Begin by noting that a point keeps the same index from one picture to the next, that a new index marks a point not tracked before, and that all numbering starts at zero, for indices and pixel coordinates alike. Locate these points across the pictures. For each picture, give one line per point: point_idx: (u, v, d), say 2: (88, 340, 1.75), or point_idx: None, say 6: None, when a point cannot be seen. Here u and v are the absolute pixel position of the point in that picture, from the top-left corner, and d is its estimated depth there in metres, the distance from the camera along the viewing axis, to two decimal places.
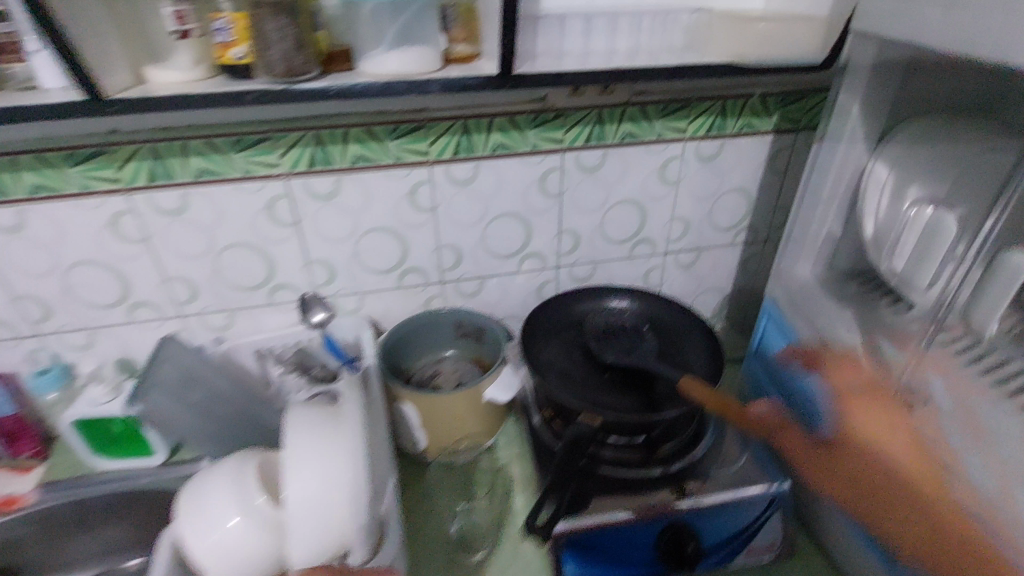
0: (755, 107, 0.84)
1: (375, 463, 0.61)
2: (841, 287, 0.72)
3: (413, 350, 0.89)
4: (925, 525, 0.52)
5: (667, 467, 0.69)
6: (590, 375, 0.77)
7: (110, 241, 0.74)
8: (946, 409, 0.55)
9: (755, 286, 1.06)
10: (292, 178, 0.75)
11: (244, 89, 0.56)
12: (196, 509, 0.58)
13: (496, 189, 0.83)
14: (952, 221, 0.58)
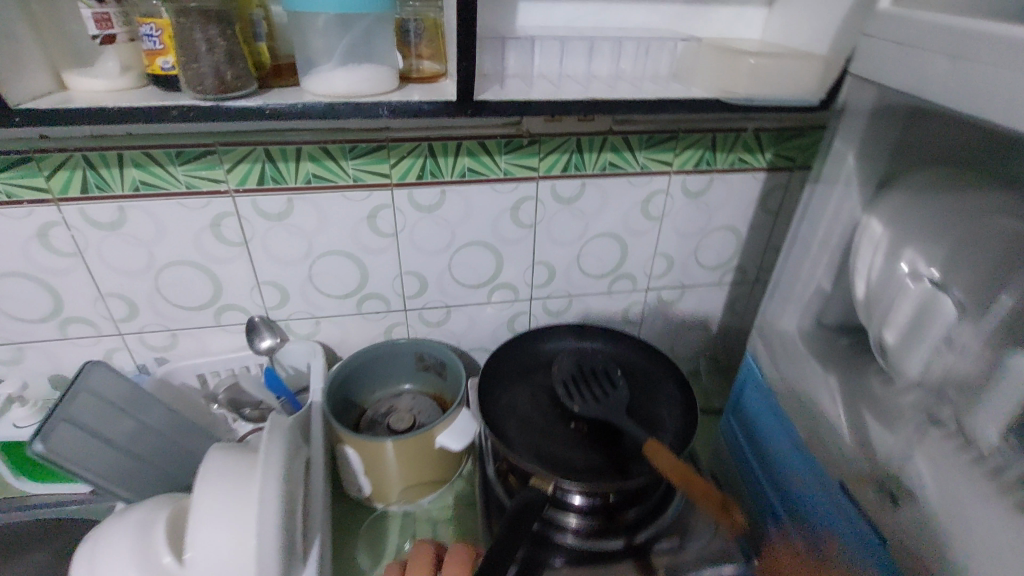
0: (747, 143, 0.79)
1: (297, 519, 0.54)
2: (827, 347, 0.66)
3: (369, 383, 0.83)
4: None
5: (632, 537, 0.63)
6: (553, 426, 0.71)
7: (39, 253, 0.69)
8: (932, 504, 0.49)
9: (742, 328, 1.00)
10: (239, 195, 0.69)
11: (170, 103, 0.51)
12: (89, 566, 0.52)
13: (464, 216, 0.77)
14: (950, 304, 0.55)
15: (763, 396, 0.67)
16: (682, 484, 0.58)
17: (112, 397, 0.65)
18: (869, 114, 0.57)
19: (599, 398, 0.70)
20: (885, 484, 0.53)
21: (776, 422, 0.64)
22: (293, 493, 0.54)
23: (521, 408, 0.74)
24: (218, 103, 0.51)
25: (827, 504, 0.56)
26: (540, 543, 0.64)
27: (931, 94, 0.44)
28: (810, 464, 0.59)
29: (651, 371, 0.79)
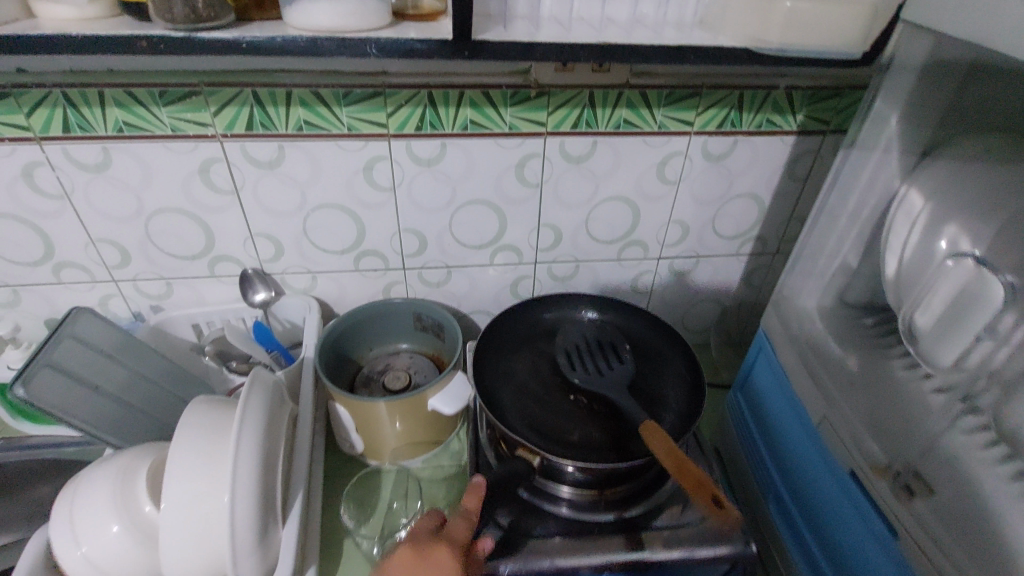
0: (778, 103, 0.72)
1: (275, 475, 0.52)
2: (846, 327, 0.62)
3: (366, 340, 0.81)
4: None
5: (621, 511, 0.61)
6: (551, 395, 0.69)
7: (26, 194, 0.67)
8: (946, 501, 0.45)
9: (758, 302, 0.95)
10: (228, 140, 0.66)
11: (139, 33, 0.47)
12: (69, 514, 0.51)
13: (466, 171, 0.73)
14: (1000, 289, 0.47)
15: (774, 374, 0.63)
16: (675, 467, 0.54)
17: (101, 343, 0.65)
18: (919, 70, 0.51)
19: (602, 372, 0.67)
20: (901, 479, 0.48)
21: (787, 402, 0.60)
22: (274, 450, 0.53)
23: (520, 375, 0.71)
24: (191, 33, 0.47)
25: (835, 491, 0.52)
26: (529, 512, 0.61)
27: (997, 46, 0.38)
28: (817, 448, 0.55)
29: (660, 344, 0.75)
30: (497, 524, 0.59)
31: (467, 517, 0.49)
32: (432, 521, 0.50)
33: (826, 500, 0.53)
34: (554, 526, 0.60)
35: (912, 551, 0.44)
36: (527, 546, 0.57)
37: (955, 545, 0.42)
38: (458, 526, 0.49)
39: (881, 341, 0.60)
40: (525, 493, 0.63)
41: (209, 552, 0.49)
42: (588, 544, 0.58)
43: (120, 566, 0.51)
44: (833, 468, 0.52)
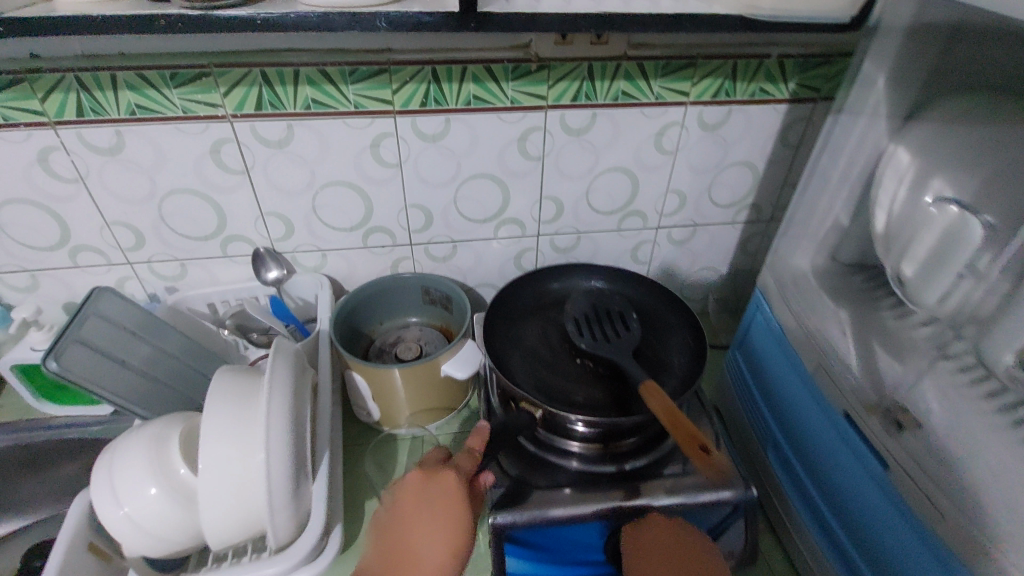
0: (770, 71, 0.74)
1: (303, 435, 0.55)
2: (838, 283, 0.65)
3: (377, 315, 0.84)
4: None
5: (621, 465, 0.64)
6: (559, 360, 0.72)
7: (42, 179, 0.68)
8: (933, 434, 0.49)
9: (753, 269, 0.98)
10: (238, 120, 0.67)
11: (156, 13, 0.49)
12: (107, 478, 0.54)
13: (470, 146, 0.75)
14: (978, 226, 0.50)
15: (771, 330, 0.66)
16: (670, 425, 0.57)
17: (124, 321, 0.67)
18: (905, 33, 0.54)
19: (608, 338, 0.70)
20: (890, 415, 0.52)
21: (783, 356, 0.63)
22: (302, 413, 0.56)
23: (528, 341, 0.74)
24: (207, 11, 0.49)
25: (830, 433, 0.56)
26: (538, 467, 0.64)
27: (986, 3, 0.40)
28: (811, 395, 0.58)
29: (663, 313, 0.78)
30: (505, 474, 0.63)
31: (470, 453, 0.59)
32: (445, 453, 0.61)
33: (823, 442, 0.57)
34: (562, 479, 0.63)
35: (901, 481, 0.48)
36: (540, 496, 0.61)
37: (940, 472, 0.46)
38: (463, 460, 0.58)
39: (871, 295, 0.63)
40: (532, 447, 0.66)
41: (246, 509, 0.52)
42: (598, 493, 0.61)
43: (159, 525, 0.54)
44: (828, 412, 0.55)
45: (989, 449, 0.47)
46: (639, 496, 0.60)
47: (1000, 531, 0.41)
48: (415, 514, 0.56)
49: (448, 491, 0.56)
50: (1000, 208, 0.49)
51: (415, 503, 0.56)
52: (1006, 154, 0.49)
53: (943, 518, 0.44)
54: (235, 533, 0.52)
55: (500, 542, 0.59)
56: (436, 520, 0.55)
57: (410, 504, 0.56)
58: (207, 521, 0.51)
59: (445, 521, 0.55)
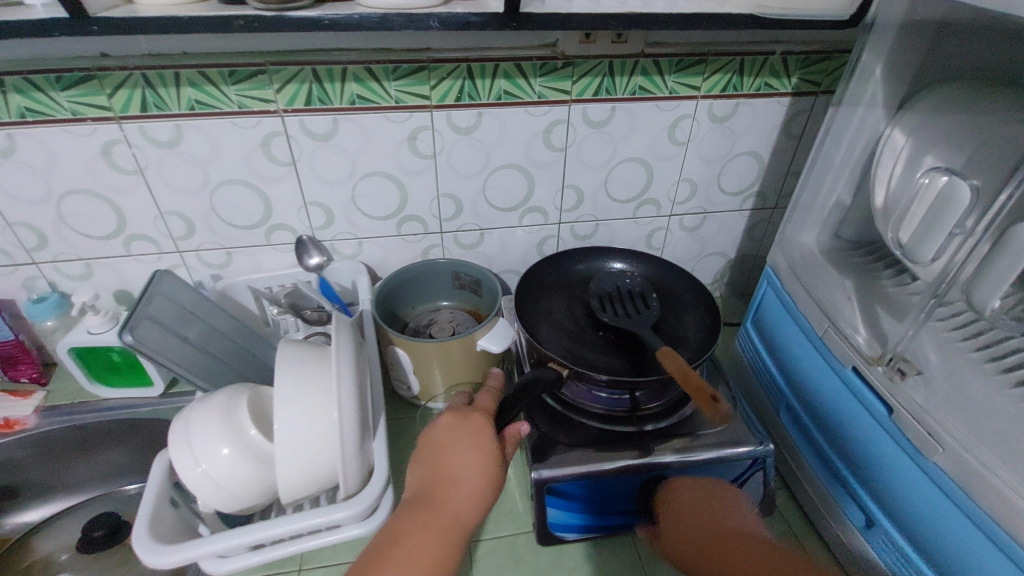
0: (774, 67, 0.80)
1: (364, 399, 0.60)
2: (842, 258, 0.71)
3: (411, 298, 0.89)
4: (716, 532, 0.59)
5: (642, 426, 0.69)
6: (584, 332, 0.77)
7: (103, 170, 0.73)
8: (932, 381, 0.55)
9: (759, 254, 1.04)
10: (288, 114, 0.73)
11: (233, 14, 0.54)
12: (185, 439, 0.59)
13: (499, 138, 0.81)
14: (965, 189, 0.52)
15: (781, 300, 0.71)
16: (683, 381, 0.60)
17: (183, 301, 0.73)
18: (899, 27, 0.60)
19: (629, 313, 0.75)
20: (894, 364, 0.56)
21: (794, 324, 0.69)
22: (362, 380, 0.61)
23: (555, 315, 0.80)
24: (279, 11, 0.54)
25: (840, 388, 0.61)
26: (566, 427, 0.70)
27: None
28: (823, 356, 0.63)
29: (681, 293, 0.83)
30: (533, 430, 0.69)
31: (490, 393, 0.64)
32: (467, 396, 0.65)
33: (833, 397, 0.63)
34: (586, 437, 0.68)
35: (904, 422, 0.53)
36: (577, 454, 0.66)
37: (941, 412, 0.52)
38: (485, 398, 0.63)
39: (872, 266, 0.69)
40: (559, 407, 0.72)
41: (318, 465, 0.57)
42: (629, 450, 0.66)
43: (234, 482, 0.58)
44: (837, 368, 0.61)
45: (982, 393, 0.53)
46: (652, 455, 0.65)
47: (992, 458, 0.47)
48: (447, 448, 0.58)
49: (479, 426, 0.59)
50: (986, 180, 0.55)
51: (446, 440, 0.59)
52: (990, 133, 0.55)
53: (942, 451, 0.50)
54: (306, 488, 0.57)
55: (542, 494, 0.64)
56: (470, 454, 0.57)
57: (443, 443, 0.59)
58: (281, 476, 0.56)
59: (478, 451, 0.58)
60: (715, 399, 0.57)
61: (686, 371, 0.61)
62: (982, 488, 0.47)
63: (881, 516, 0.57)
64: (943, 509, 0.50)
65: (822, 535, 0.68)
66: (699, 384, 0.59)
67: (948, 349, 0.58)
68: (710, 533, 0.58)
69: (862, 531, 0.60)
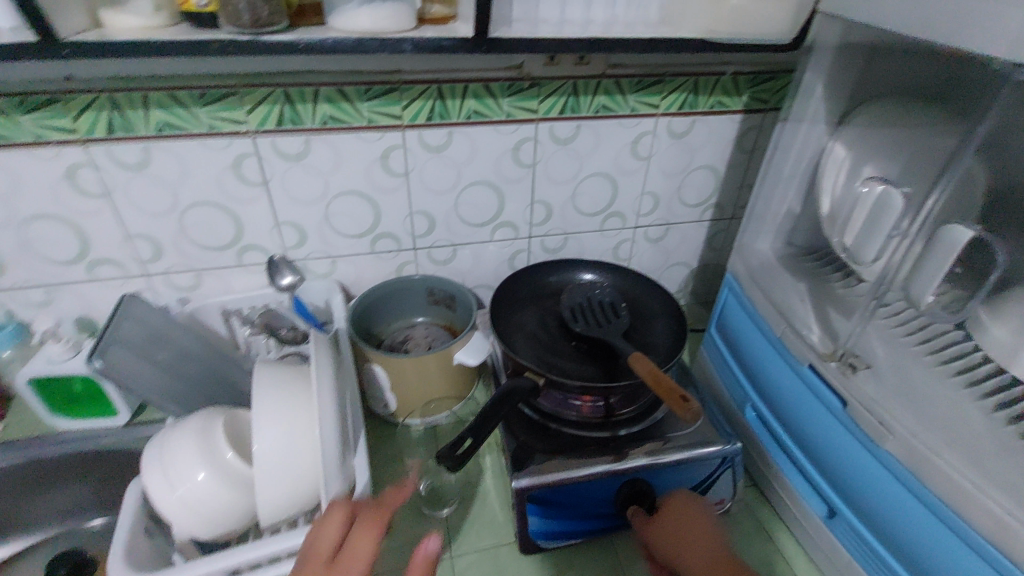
0: (726, 87, 0.86)
1: (343, 416, 0.60)
2: (796, 262, 0.76)
3: (385, 315, 0.90)
4: (702, 538, 0.58)
5: (616, 432, 0.71)
6: (557, 343, 0.79)
7: (67, 194, 0.72)
8: (881, 373, 0.59)
9: (720, 263, 1.10)
10: (260, 136, 0.73)
11: (209, 38, 0.55)
12: (159, 465, 0.58)
13: (470, 156, 0.83)
14: (897, 197, 0.56)
15: (741, 305, 0.75)
16: (654, 383, 0.63)
17: (154, 324, 0.72)
18: (835, 49, 0.65)
19: (600, 322, 0.78)
20: (846, 359, 0.61)
21: (755, 326, 0.72)
22: (341, 397, 0.61)
23: (528, 327, 0.82)
24: (255, 36, 0.56)
25: (799, 384, 0.65)
26: (542, 435, 0.71)
27: (890, 16, 0.50)
28: (782, 356, 0.67)
29: (648, 302, 0.86)
30: (512, 440, 0.70)
31: (369, 536, 0.46)
32: (336, 538, 0.46)
33: (793, 395, 0.66)
34: (563, 444, 0.70)
35: (857, 413, 0.57)
36: (555, 462, 0.67)
37: (889, 402, 0.56)
38: (361, 548, 0.45)
39: (823, 270, 0.74)
40: (536, 416, 0.74)
41: (299, 486, 0.57)
42: (605, 455, 0.68)
43: (212, 508, 0.57)
44: (795, 366, 0.65)
45: (926, 383, 0.57)
46: (627, 458, 0.67)
47: (937, 441, 0.51)
48: None
49: None
50: (918, 188, 0.60)
51: None
52: (918, 145, 0.61)
53: (893, 438, 0.53)
54: (288, 510, 0.57)
55: (522, 504, 0.65)
56: None
57: None
58: (261, 499, 0.55)
59: None
60: (686, 399, 0.59)
61: (655, 372, 0.64)
62: (930, 470, 0.50)
63: (841, 505, 0.61)
64: (899, 495, 0.54)
65: (789, 527, 0.71)
66: (669, 384, 0.62)
67: (894, 344, 0.62)
68: (681, 538, 0.59)
69: (826, 522, 0.64)
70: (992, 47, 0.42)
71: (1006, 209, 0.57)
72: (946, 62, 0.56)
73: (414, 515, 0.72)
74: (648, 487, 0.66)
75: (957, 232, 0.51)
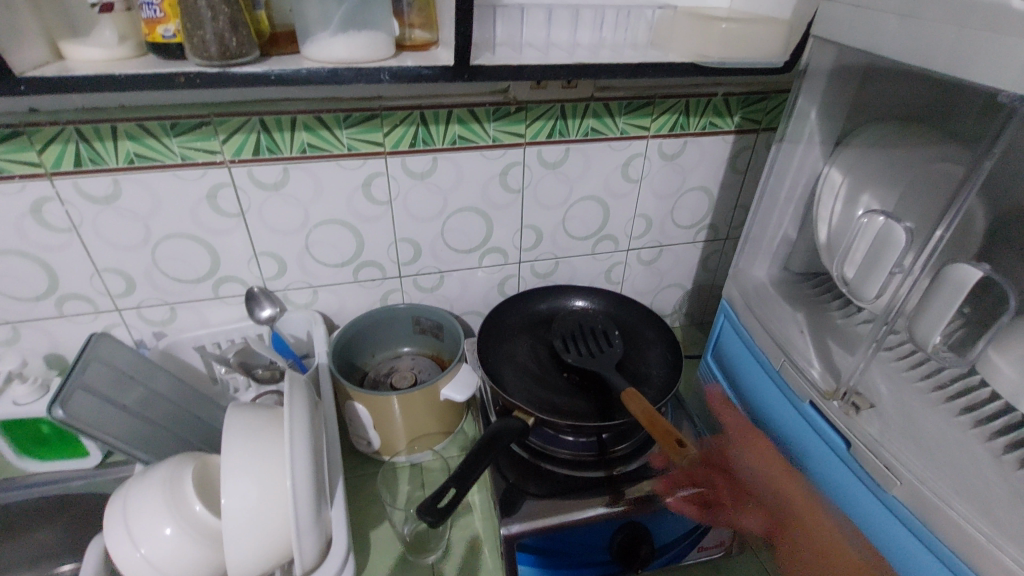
0: (717, 107, 0.84)
1: (320, 465, 0.57)
2: (793, 289, 0.73)
3: (370, 347, 0.87)
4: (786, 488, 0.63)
5: (612, 470, 0.68)
6: (548, 375, 0.76)
7: (33, 229, 0.69)
8: (885, 412, 0.56)
9: (715, 284, 1.07)
10: (235, 165, 0.71)
11: (175, 70, 0.52)
12: (123, 518, 0.54)
13: (455, 182, 0.81)
14: (900, 231, 0.53)
15: (739, 335, 0.73)
16: (648, 425, 0.60)
17: (122, 365, 0.69)
18: (830, 73, 0.62)
19: (592, 353, 0.75)
20: (848, 398, 0.57)
21: (753, 357, 0.70)
22: (318, 445, 0.57)
23: (519, 358, 0.79)
24: (224, 68, 0.53)
25: (800, 420, 0.62)
26: (533, 475, 0.68)
27: (886, 43, 0.48)
28: (781, 390, 0.64)
29: (642, 329, 0.83)
30: (501, 481, 0.67)
31: None
32: None
33: (791, 429, 0.63)
34: (555, 485, 0.66)
35: (862, 456, 0.54)
36: (546, 505, 0.64)
37: (895, 443, 0.53)
38: None
39: (821, 298, 0.71)
40: (526, 454, 0.71)
41: (271, 543, 0.53)
42: (600, 498, 0.65)
43: (176, 566, 0.53)
44: (796, 402, 0.62)
45: (932, 422, 0.55)
46: (621, 500, 0.64)
47: (945, 488, 0.48)
48: None
49: None
50: (919, 219, 0.58)
51: None
52: (917, 171, 0.59)
53: (900, 484, 0.51)
54: (258, 568, 0.53)
55: (512, 551, 0.62)
56: None
57: None
58: (230, 558, 0.51)
59: None
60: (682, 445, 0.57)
61: (651, 411, 0.61)
62: (940, 520, 0.47)
63: None
64: (910, 548, 0.51)
65: None
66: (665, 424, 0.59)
67: (897, 380, 0.59)
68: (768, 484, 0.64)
69: None
70: (998, 78, 0.39)
71: (1009, 239, 0.54)
72: (942, 90, 0.54)
73: (398, 562, 0.68)
74: (644, 533, 0.65)
75: (964, 269, 0.49)
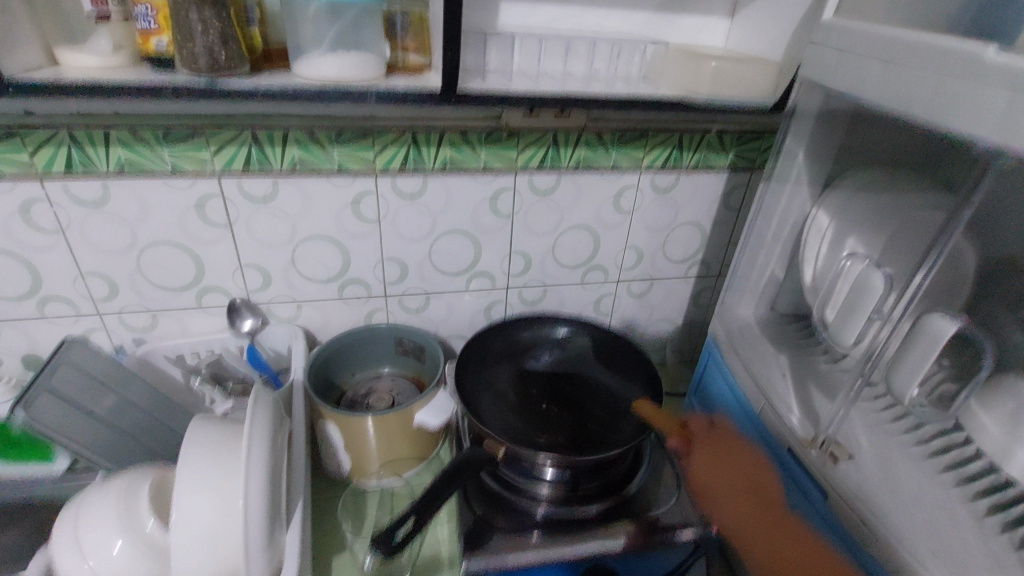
0: (711, 144, 0.84)
1: (279, 484, 0.55)
2: (780, 331, 0.72)
3: (350, 365, 0.85)
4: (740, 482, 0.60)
5: (584, 508, 0.65)
6: (526, 405, 0.75)
7: (20, 230, 0.69)
8: (867, 466, 0.54)
9: (706, 321, 1.05)
10: (225, 177, 0.71)
11: (164, 82, 0.53)
12: (74, 529, 0.53)
13: (446, 205, 0.81)
14: (879, 277, 0.54)
15: (723, 376, 0.71)
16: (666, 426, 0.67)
17: (94, 370, 0.69)
18: (817, 115, 0.62)
19: None
20: (826, 448, 0.56)
21: (736, 399, 0.68)
22: (279, 464, 0.56)
23: (498, 386, 0.77)
24: (213, 79, 0.54)
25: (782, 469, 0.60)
26: (503, 509, 0.66)
27: (867, 87, 0.48)
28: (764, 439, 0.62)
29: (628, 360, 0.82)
30: (470, 513, 0.65)
31: None
32: None
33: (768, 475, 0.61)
34: (524, 522, 0.64)
35: (840, 509, 0.52)
36: (512, 540, 0.62)
37: (874, 500, 0.51)
38: None
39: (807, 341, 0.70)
40: (498, 486, 0.69)
41: (222, 563, 0.52)
42: (570, 537, 0.62)
43: None
44: (776, 448, 0.60)
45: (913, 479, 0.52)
46: (592, 541, 0.62)
47: (923, 551, 0.46)
48: None
49: None
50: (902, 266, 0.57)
51: None
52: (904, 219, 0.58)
53: (877, 541, 0.48)
54: None
55: None
56: None
57: None
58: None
59: None
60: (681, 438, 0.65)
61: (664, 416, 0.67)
62: None
63: None
64: None
65: None
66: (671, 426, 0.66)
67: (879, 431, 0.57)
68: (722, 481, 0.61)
69: None
70: (975, 128, 0.39)
71: None
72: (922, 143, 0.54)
73: None
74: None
75: (941, 322, 0.49)
